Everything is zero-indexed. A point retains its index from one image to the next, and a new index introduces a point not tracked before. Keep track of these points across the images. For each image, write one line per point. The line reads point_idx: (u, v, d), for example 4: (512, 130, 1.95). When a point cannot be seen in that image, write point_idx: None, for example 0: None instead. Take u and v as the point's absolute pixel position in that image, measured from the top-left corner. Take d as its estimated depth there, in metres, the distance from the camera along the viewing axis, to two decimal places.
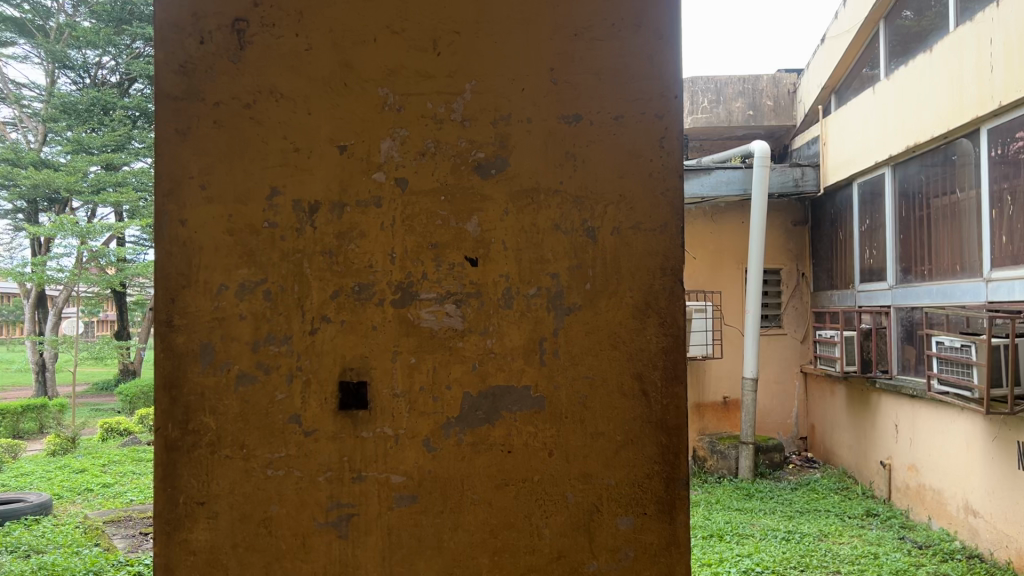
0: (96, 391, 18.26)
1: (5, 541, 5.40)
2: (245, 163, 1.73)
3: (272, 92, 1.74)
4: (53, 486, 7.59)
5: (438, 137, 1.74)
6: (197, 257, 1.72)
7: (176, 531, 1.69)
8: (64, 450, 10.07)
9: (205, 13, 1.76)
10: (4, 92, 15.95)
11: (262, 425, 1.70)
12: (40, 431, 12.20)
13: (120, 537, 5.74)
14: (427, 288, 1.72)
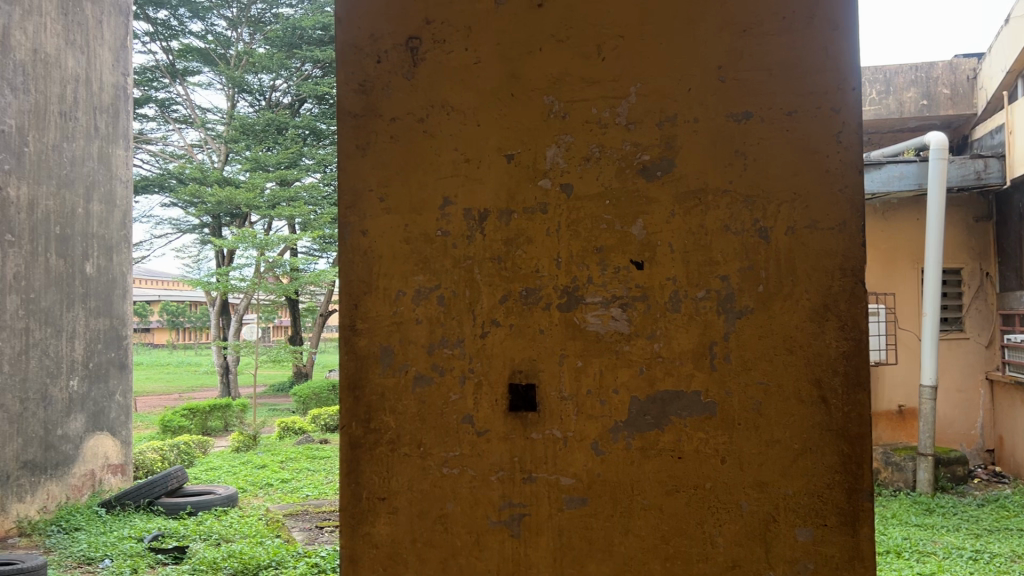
0: (274, 393, 19.55)
1: (199, 530, 5.88)
2: (419, 175, 1.81)
3: (443, 106, 1.81)
4: (238, 480, 8.19)
5: (603, 142, 1.75)
6: (376, 266, 1.82)
7: (360, 524, 1.79)
8: (247, 447, 10.84)
9: (381, 33, 1.85)
10: (191, 117, 17.31)
11: (437, 425, 1.77)
12: (226, 428, 13.18)
13: (298, 530, 6.10)
14: (593, 292, 1.73)
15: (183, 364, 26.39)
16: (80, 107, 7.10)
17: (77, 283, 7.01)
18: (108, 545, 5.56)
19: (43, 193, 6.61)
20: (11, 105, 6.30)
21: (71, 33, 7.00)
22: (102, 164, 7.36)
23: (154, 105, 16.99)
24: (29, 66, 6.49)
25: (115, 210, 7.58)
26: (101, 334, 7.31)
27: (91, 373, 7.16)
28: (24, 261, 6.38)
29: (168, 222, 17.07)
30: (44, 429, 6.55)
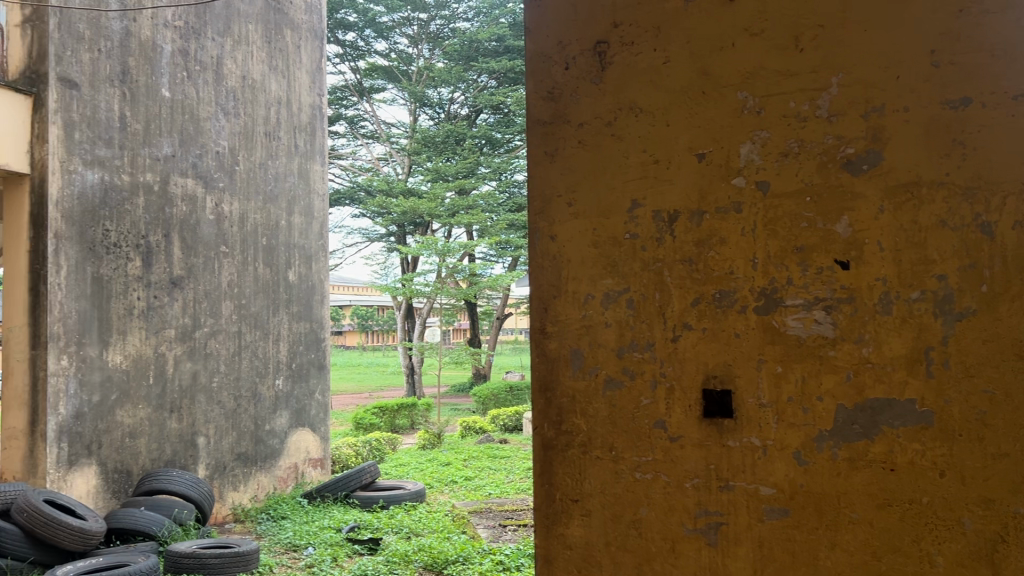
0: (455, 393, 20.23)
1: (391, 523, 6.17)
2: (608, 177, 1.82)
3: (631, 108, 1.81)
4: (426, 476, 8.53)
5: (802, 137, 1.67)
6: (566, 269, 1.84)
7: (554, 525, 1.82)
8: (432, 445, 11.28)
9: (569, 40, 1.88)
10: (377, 132, 18.25)
11: (629, 429, 1.76)
12: (412, 426, 13.76)
13: (483, 527, 6.25)
14: (793, 294, 1.66)
15: (372, 366, 27.92)
16: (283, 127, 7.67)
17: (281, 289, 7.58)
18: (311, 534, 5.96)
19: (252, 207, 7.22)
20: (225, 128, 6.93)
21: (274, 59, 7.60)
22: (302, 179, 7.91)
23: (344, 122, 18.02)
24: (239, 92, 7.11)
25: (313, 221, 8.10)
26: (302, 337, 7.85)
27: (294, 373, 7.70)
28: (236, 270, 6.99)
29: (358, 231, 18.06)
30: (254, 424, 7.13)
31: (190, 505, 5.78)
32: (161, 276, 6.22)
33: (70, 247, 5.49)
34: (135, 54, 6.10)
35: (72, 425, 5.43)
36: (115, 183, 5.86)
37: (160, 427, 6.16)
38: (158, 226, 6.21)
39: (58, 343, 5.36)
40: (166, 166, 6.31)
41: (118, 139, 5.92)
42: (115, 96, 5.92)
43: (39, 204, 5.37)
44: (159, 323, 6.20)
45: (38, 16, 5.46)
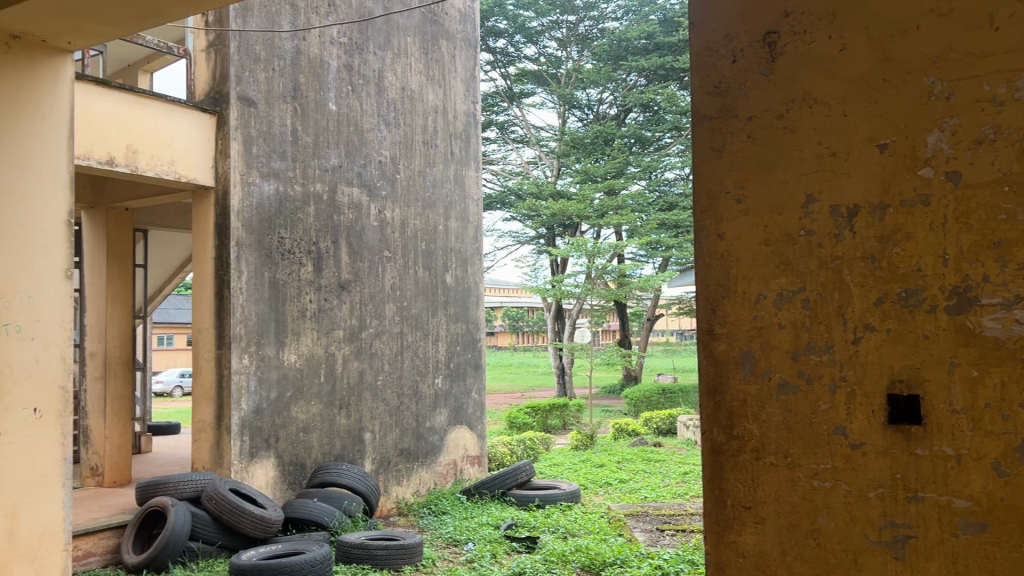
0: (606, 395, 20.15)
1: (548, 522, 6.23)
2: (779, 172, 1.75)
3: (805, 99, 1.74)
4: (580, 477, 8.56)
5: (998, 123, 1.54)
6: (735, 269, 1.79)
7: (725, 532, 1.78)
8: (585, 446, 11.29)
9: (737, 32, 1.83)
10: (527, 136, 18.40)
11: (806, 435, 1.69)
12: (564, 427, 13.81)
13: (640, 530, 6.19)
14: (990, 292, 1.53)
15: (523, 367, 28.22)
16: (440, 135, 7.92)
17: (439, 292, 7.82)
18: (470, 530, 6.11)
19: (412, 213, 7.50)
20: (387, 138, 7.24)
21: (431, 70, 7.86)
22: (457, 184, 8.13)
23: (495, 127, 18.32)
24: (398, 103, 7.40)
25: (469, 225, 8.30)
26: (459, 337, 8.07)
27: (453, 372, 7.93)
28: (398, 274, 7.29)
29: (509, 234, 18.34)
30: (416, 421, 7.40)
31: (358, 498, 6.06)
32: (330, 280, 6.58)
33: (250, 253, 5.89)
34: (305, 71, 6.47)
35: (252, 420, 5.83)
36: (288, 194, 6.24)
37: (331, 422, 6.51)
38: (327, 233, 6.57)
39: (240, 343, 5.77)
40: (334, 176, 6.66)
41: (290, 152, 6.30)
42: (288, 112, 6.30)
43: (222, 214, 5.81)
44: (329, 324, 6.55)
45: (220, 41, 5.89)
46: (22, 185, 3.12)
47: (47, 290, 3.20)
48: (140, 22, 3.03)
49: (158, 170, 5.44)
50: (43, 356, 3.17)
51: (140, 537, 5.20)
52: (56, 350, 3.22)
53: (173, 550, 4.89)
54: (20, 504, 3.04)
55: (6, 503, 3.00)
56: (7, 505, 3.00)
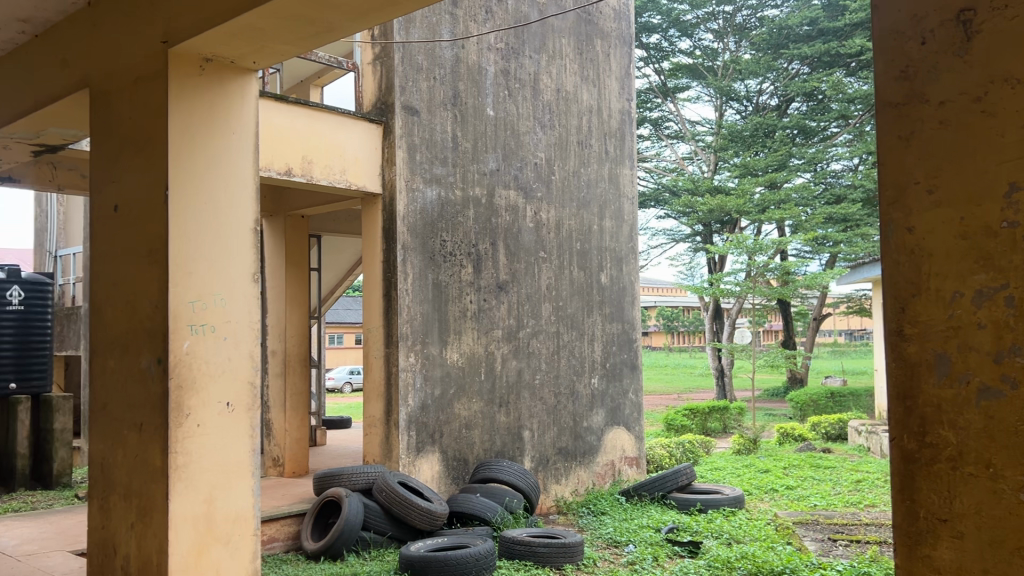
0: (769, 397, 19.42)
1: (711, 527, 6.07)
2: (978, 160, 1.62)
3: (1006, 80, 1.60)
4: (744, 483, 8.30)
5: None
6: (927, 265, 1.68)
7: (917, 546, 1.67)
8: (748, 450, 10.94)
9: (926, 12, 1.72)
10: (682, 131, 17.95)
11: (1010, 445, 1.55)
12: (724, 430, 13.43)
13: (810, 540, 5.92)
14: None
15: (680, 368, 27.67)
16: (594, 134, 7.92)
17: (595, 292, 7.82)
18: (631, 531, 6.07)
19: (567, 214, 7.54)
20: (543, 140, 7.32)
21: (586, 69, 7.87)
22: (612, 183, 8.10)
23: (649, 124, 18.07)
24: (554, 105, 7.46)
25: (624, 225, 8.24)
26: (615, 337, 8.02)
27: (610, 372, 7.90)
28: (554, 274, 7.35)
29: (664, 233, 18.05)
30: (574, 420, 7.44)
31: (519, 495, 6.15)
32: (489, 280, 6.72)
33: (414, 257, 6.12)
34: (464, 77, 6.65)
35: (418, 416, 6.05)
36: (450, 198, 6.44)
37: (491, 420, 6.65)
38: (486, 235, 6.72)
39: (406, 342, 6.01)
40: (492, 179, 6.80)
41: (451, 157, 6.49)
42: (448, 119, 6.49)
43: (389, 219, 6.06)
44: (488, 324, 6.69)
45: (386, 54, 6.15)
46: (215, 196, 3.39)
47: (237, 293, 3.47)
48: (318, 40, 3.21)
49: (330, 179, 5.77)
50: (235, 354, 3.43)
51: (318, 524, 5.52)
52: (245, 350, 3.48)
53: (347, 539, 5.16)
54: (216, 491, 3.31)
55: (205, 489, 3.27)
56: (206, 491, 3.27)
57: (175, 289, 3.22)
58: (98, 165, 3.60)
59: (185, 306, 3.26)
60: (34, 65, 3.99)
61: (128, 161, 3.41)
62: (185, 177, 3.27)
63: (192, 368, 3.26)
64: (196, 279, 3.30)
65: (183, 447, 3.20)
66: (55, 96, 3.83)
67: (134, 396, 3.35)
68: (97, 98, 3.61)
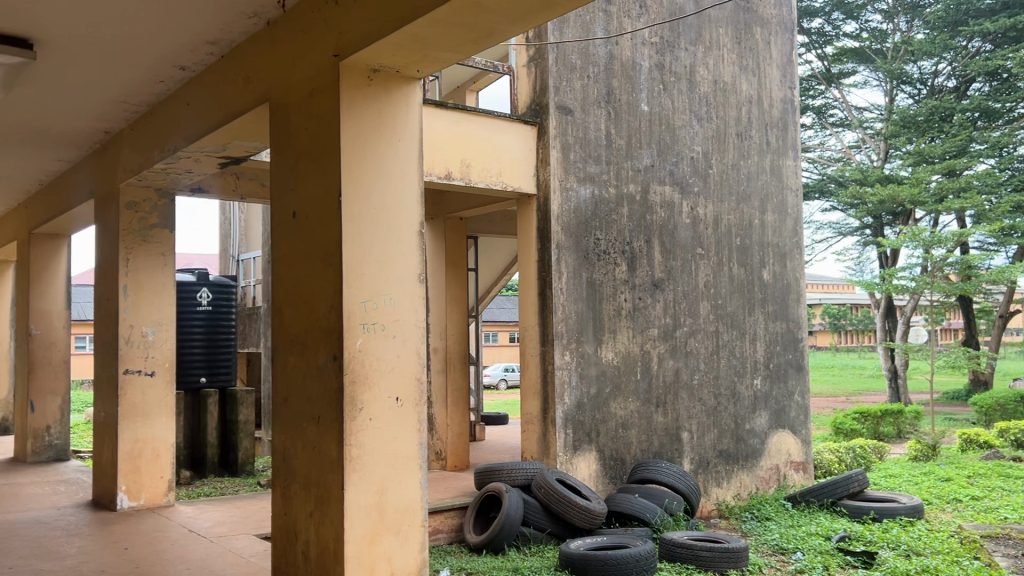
0: (949, 401, 18.08)
1: (887, 538, 5.73)
2: None
3: None
4: (923, 492, 7.76)
5: None
6: None
7: None
8: (926, 457, 10.23)
9: None
10: (849, 118, 16.95)
11: None
12: (899, 436, 12.63)
13: (1002, 555, 5.46)
14: None
15: (848, 368, 26.26)
16: (754, 126, 7.66)
17: (756, 289, 7.56)
18: (799, 539, 5.83)
19: (726, 209, 7.33)
20: (699, 133, 7.16)
21: (745, 59, 7.62)
22: (774, 176, 7.79)
23: (812, 112, 17.25)
24: (711, 97, 7.28)
25: (788, 218, 7.91)
26: (779, 337, 7.72)
27: (773, 373, 7.62)
28: (712, 271, 7.16)
29: (829, 226, 17.18)
30: (735, 422, 7.22)
31: (679, 496, 6.03)
32: (644, 278, 6.64)
33: (569, 256, 6.14)
34: (618, 74, 6.60)
35: (575, 414, 6.07)
36: (604, 196, 6.42)
37: (648, 420, 6.57)
38: (641, 232, 6.65)
39: (562, 340, 6.04)
40: (647, 175, 6.72)
41: (605, 155, 6.46)
42: (602, 117, 6.47)
43: (544, 219, 6.12)
44: (644, 323, 6.62)
45: (540, 55, 6.21)
46: (384, 200, 3.54)
47: (405, 293, 3.61)
48: (481, 45, 3.29)
49: (489, 182, 5.89)
50: (403, 351, 3.58)
51: (479, 517, 5.65)
52: (412, 347, 3.63)
53: (509, 533, 5.26)
54: (388, 482, 3.46)
55: (377, 480, 3.42)
56: (378, 482, 3.42)
57: (348, 289, 3.39)
58: (277, 174, 3.84)
59: (358, 306, 3.42)
60: (221, 82, 4.31)
61: (305, 170, 3.62)
62: (356, 182, 3.43)
63: (364, 364, 3.42)
64: (367, 279, 3.46)
65: (357, 440, 3.37)
66: (240, 111, 4.12)
67: (312, 390, 3.55)
68: (276, 110, 3.85)
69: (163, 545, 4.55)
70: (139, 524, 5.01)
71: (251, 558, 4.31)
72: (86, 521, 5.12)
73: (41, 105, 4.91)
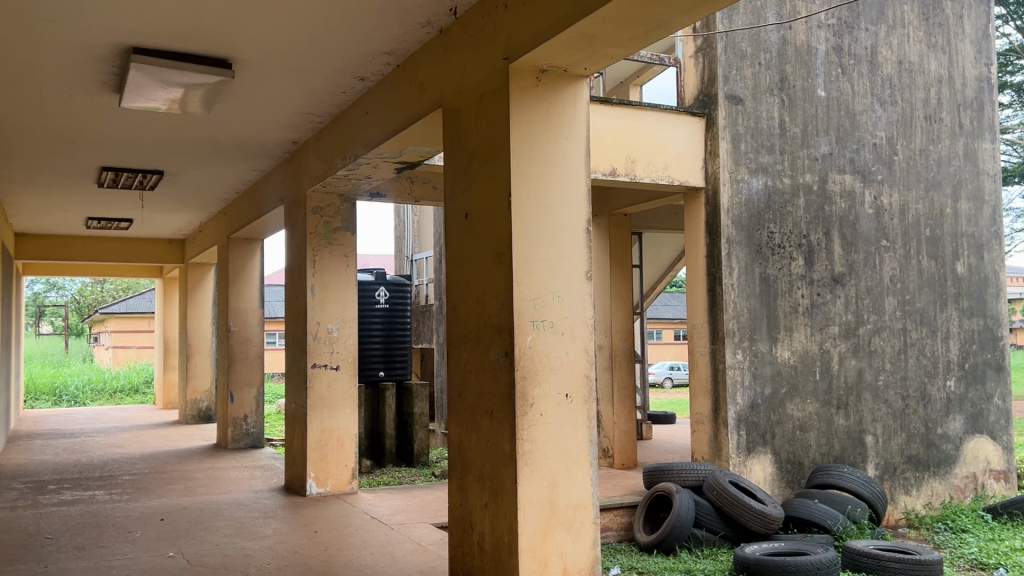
0: None
1: None
2: None
3: None
4: None
5: None
6: None
7: None
8: None
9: None
10: None
11: None
12: None
13: None
14: None
15: None
16: (945, 107, 7.11)
17: (949, 283, 7.02)
18: (1001, 554, 5.34)
19: (914, 197, 6.86)
20: (883, 118, 6.73)
21: (934, 36, 7.09)
22: (969, 161, 7.20)
23: (1010, 91, 15.37)
24: (896, 78, 6.83)
25: (985, 206, 7.29)
26: (976, 334, 7.14)
27: (969, 374, 7.05)
28: (899, 265, 6.71)
29: None
30: (926, 426, 6.74)
31: (864, 503, 5.68)
32: (823, 274, 6.33)
33: (741, 250, 5.95)
34: (792, 60, 6.32)
35: (749, 415, 5.88)
36: (778, 187, 6.16)
37: (829, 423, 6.25)
38: (818, 225, 6.34)
39: (734, 338, 5.87)
40: (825, 164, 6.40)
41: (779, 145, 6.20)
42: (775, 104, 6.22)
43: (713, 214, 5.96)
44: (823, 320, 6.31)
45: (708, 44, 6.07)
46: (551, 199, 3.57)
47: (574, 291, 3.64)
48: (650, 39, 3.25)
49: (653, 176, 5.83)
50: (572, 348, 3.60)
51: (649, 518, 5.58)
52: (582, 343, 3.64)
53: (680, 534, 5.15)
54: (560, 477, 3.49)
55: (549, 475, 3.46)
56: (550, 476, 3.46)
57: (519, 287, 3.45)
58: (450, 176, 3.96)
59: (527, 303, 3.47)
60: (397, 90, 4.51)
61: (476, 172, 3.71)
62: (526, 181, 3.49)
63: (534, 361, 3.47)
64: (537, 277, 3.50)
65: (529, 434, 3.42)
66: (415, 117, 4.29)
67: (485, 385, 3.65)
68: (448, 114, 3.98)
69: (349, 530, 4.82)
70: (327, 509, 5.34)
71: (430, 546, 4.47)
72: (280, 504, 5.51)
73: (238, 120, 5.33)
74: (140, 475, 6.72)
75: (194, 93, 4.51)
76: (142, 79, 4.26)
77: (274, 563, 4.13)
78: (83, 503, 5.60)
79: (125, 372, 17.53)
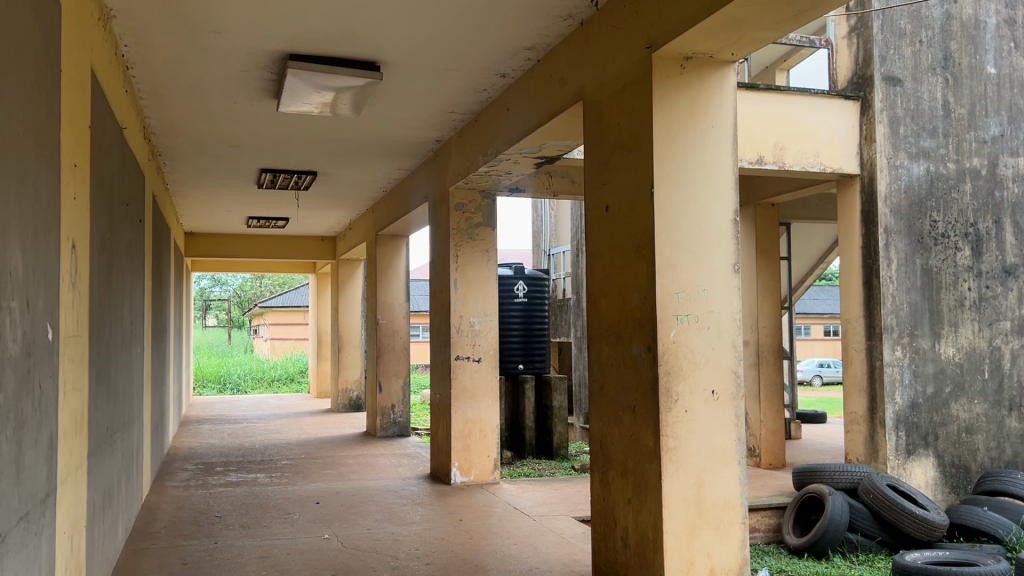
0: None
1: None
2: None
3: None
4: None
5: None
6: None
7: None
8: None
9: None
10: None
11: None
12: None
13: None
14: None
15: None
16: None
17: None
18: None
19: None
20: None
21: None
22: None
23: None
24: None
25: None
26: None
27: None
28: None
29: None
30: None
31: None
32: (994, 265, 5.86)
33: (900, 240, 5.62)
34: (959, 36, 5.88)
35: (909, 415, 5.55)
36: (942, 172, 5.77)
37: (1000, 425, 5.80)
38: (988, 212, 5.88)
39: (893, 334, 5.55)
40: (995, 147, 5.93)
41: (943, 128, 5.80)
42: (939, 84, 5.81)
43: (869, 202, 5.67)
44: (993, 315, 5.85)
45: (863, 24, 5.77)
46: (695, 190, 3.49)
47: (720, 284, 3.54)
48: (802, 19, 3.11)
49: (804, 164, 5.66)
50: (718, 344, 3.51)
51: (799, 519, 5.38)
52: (729, 339, 3.54)
53: (833, 538, 4.93)
54: (706, 476, 3.40)
55: (695, 473, 3.38)
56: (696, 475, 3.38)
57: (662, 280, 3.39)
58: (591, 170, 3.94)
59: (671, 297, 3.41)
60: (537, 85, 4.53)
61: (618, 164, 3.68)
62: (670, 172, 3.42)
63: (679, 356, 3.41)
64: (681, 269, 3.43)
65: (674, 431, 3.36)
66: (556, 112, 4.30)
67: (627, 379, 3.61)
68: (589, 107, 3.96)
69: (491, 519, 4.90)
70: (470, 499, 5.45)
71: (572, 539, 4.48)
72: (426, 491, 5.68)
73: (385, 120, 5.52)
74: (297, 459, 7.10)
75: (345, 96, 4.71)
76: (297, 84, 4.49)
77: (422, 549, 4.26)
78: (247, 485, 5.98)
79: (282, 363, 18.57)
